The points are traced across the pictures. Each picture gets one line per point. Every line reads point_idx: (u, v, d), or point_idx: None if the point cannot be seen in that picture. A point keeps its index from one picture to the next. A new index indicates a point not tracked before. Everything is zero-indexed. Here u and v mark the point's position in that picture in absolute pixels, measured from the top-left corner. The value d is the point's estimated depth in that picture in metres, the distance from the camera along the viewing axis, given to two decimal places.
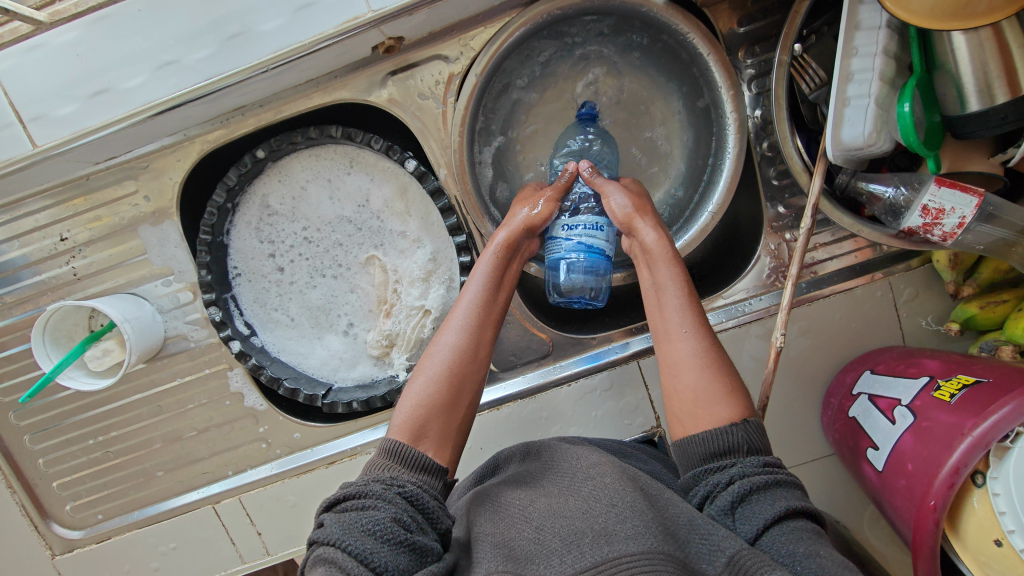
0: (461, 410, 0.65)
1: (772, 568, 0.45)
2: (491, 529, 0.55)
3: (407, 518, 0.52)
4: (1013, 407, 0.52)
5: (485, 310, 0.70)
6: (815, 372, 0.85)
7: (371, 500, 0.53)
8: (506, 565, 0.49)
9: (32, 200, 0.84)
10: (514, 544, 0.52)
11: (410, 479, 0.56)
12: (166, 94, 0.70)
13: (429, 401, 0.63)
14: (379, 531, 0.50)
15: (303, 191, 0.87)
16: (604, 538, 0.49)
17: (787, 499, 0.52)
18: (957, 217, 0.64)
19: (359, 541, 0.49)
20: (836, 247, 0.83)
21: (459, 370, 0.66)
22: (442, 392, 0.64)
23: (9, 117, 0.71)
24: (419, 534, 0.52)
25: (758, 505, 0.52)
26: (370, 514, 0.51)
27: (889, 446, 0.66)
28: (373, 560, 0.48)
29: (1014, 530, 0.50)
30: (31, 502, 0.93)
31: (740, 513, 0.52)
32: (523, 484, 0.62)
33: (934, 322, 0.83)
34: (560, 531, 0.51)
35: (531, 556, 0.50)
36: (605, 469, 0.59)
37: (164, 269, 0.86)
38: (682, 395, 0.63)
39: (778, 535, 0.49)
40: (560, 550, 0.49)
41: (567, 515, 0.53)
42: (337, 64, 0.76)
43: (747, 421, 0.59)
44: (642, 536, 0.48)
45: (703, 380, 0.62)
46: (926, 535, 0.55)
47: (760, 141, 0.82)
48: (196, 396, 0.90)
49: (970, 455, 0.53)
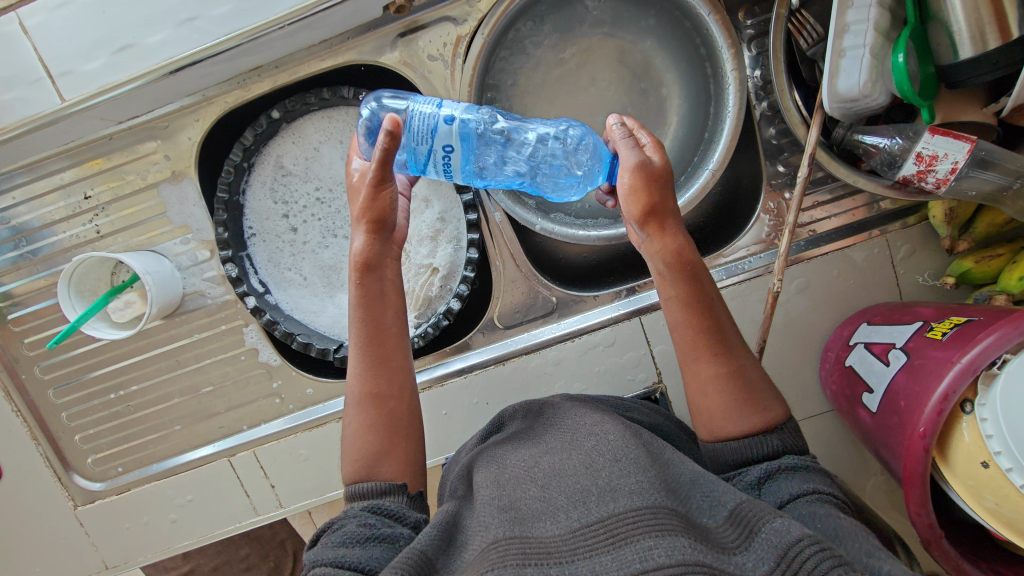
0: (401, 419, 0.64)
1: (775, 517, 0.46)
2: (496, 490, 0.57)
3: (373, 521, 0.54)
4: (1000, 334, 0.53)
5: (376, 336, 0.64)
6: (813, 328, 0.87)
7: (342, 520, 0.55)
8: (511, 524, 0.51)
9: (57, 159, 0.87)
10: (520, 504, 0.53)
11: (366, 492, 0.58)
12: (185, 51, 0.73)
13: (362, 447, 0.61)
14: (348, 539, 0.51)
15: (316, 152, 0.90)
16: (610, 495, 0.49)
17: (815, 483, 0.53)
18: (949, 164, 0.66)
19: (333, 551, 0.50)
20: (834, 206, 0.85)
21: (381, 396, 0.63)
22: (376, 425, 0.62)
23: (38, 72, 0.74)
24: (388, 529, 0.54)
25: (785, 482, 0.53)
26: (342, 529, 0.53)
27: (883, 387, 0.68)
28: (347, 562, 0.49)
29: (1000, 450, 0.52)
30: (55, 454, 0.96)
31: (766, 488, 0.53)
32: (527, 445, 0.64)
33: (930, 278, 0.84)
34: (565, 489, 0.53)
35: (537, 513, 0.51)
36: (608, 428, 0.62)
37: (183, 228, 0.90)
38: (707, 413, 0.60)
39: (804, 505, 0.50)
40: (566, 507, 0.50)
41: (572, 474, 0.55)
42: (348, 23, 0.78)
43: (782, 428, 0.58)
44: (645, 493, 0.48)
45: (728, 398, 0.59)
46: (916, 462, 0.57)
47: (760, 101, 0.83)
48: (212, 351, 0.93)
49: (959, 381, 0.54)
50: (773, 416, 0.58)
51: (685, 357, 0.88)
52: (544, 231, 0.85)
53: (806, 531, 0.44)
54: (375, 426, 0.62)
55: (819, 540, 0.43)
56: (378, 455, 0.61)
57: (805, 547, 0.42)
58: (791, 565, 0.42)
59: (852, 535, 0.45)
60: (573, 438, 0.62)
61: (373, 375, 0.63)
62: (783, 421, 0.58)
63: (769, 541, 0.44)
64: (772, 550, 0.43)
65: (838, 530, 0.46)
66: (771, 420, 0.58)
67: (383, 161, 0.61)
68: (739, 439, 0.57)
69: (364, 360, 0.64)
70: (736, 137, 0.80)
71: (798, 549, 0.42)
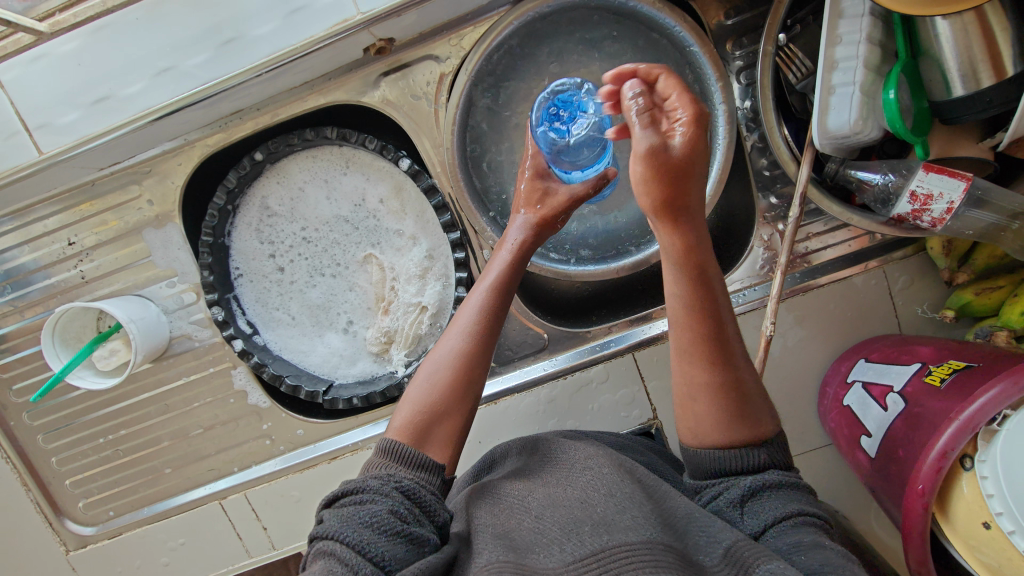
0: (472, 399, 0.66)
1: (771, 560, 0.45)
2: (491, 520, 0.55)
3: (404, 511, 0.53)
4: (1001, 389, 0.51)
5: (491, 318, 0.69)
6: (810, 361, 0.85)
7: (368, 495, 0.53)
8: (507, 554, 0.49)
9: (42, 206, 0.87)
10: (515, 533, 0.52)
11: (407, 474, 0.56)
12: (163, 100, 0.72)
13: (430, 404, 0.63)
14: (375, 523, 0.50)
15: (301, 192, 0.89)
16: (604, 527, 0.49)
17: (799, 502, 0.52)
18: (945, 203, 0.64)
19: (356, 533, 0.49)
20: (830, 237, 0.83)
21: (470, 365, 0.66)
22: (453, 384, 0.65)
23: (16, 125, 0.73)
24: (417, 527, 0.52)
25: (768, 504, 0.51)
26: (367, 508, 0.52)
27: (882, 432, 0.66)
28: (370, 550, 0.48)
29: (1001, 511, 0.50)
30: (45, 499, 0.95)
31: (749, 506, 0.52)
32: (524, 475, 0.62)
33: (929, 310, 0.82)
34: (558, 520, 0.52)
35: (531, 544, 0.50)
36: (602, 461, 0.60)
37: (168, 271, 0.88)
38: (687, 398, 0.58)
39: (786, 531, 0.49)
40: (560, 539, 0.49)
41: (567, 505, 0.53)
42: (330, 65, 0.77)
43: (771, 441, 0.56)
44: (641, 527, 0.48)
45: (717, 406, 0.56)
46: (916, 519, 0.55)
47: (750, 133, 0.81)
48: (201, 394, 0.92)
49: (958, 438, 0.52)
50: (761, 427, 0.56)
51: None
52: (534, 267, 0.84)
53: None
54: (445, 391, 0.64)
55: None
56: (432, 422, 0.62)
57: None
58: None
59: (838, 566, 0.44)
60: (572, 463, 0.61)
61: (479, 341, 0.67)
62: (774, 434, 0.56)
63: None
64: None
65: (825, 565, 0.44)
66: (759, 436, 0.56)
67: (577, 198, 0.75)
68: (725, 451, 0.55)
69: (478, 321, 0.68)
70: (725, 170, 0.78)
71: None
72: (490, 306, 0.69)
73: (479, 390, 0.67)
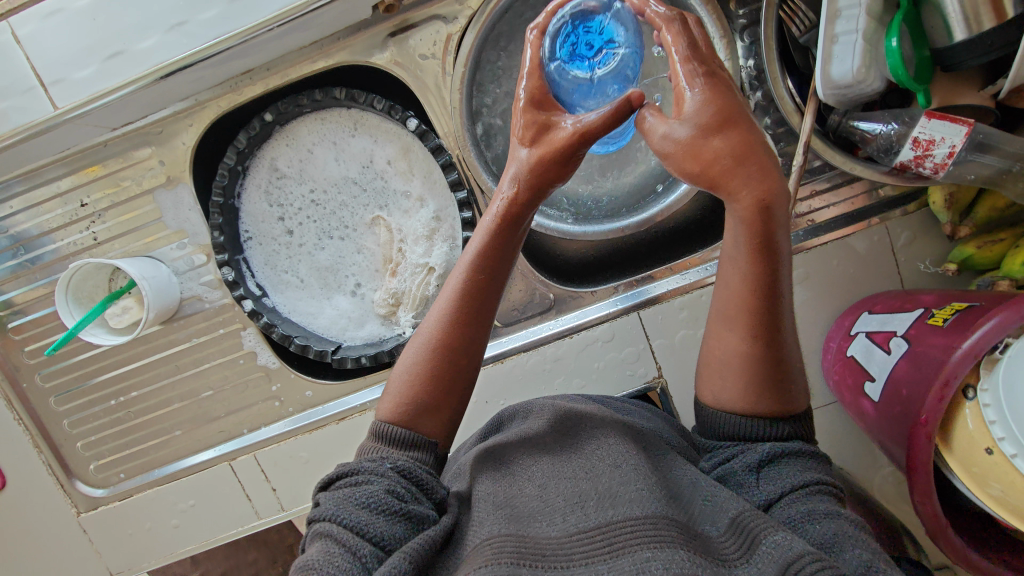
0: (462, 385, 0.60)
1: (776, 531, 0.46)
2: (493, 492, 0.55)
3: (402, 490, 0.52)
4: (1000, 318, 0.52)
5: (470, 301, 0.59)
6: (814, 318, 0.85)
7: (363, 476, 0.53)
8: (507, 525, 0.49)
9: (53, 167, 0.88)
10: (518, 505, 0.52)
11: (401, 454, 0.56)
12: (174, 55, 0.73)
13: (410, 396, 0.58)
14: (373, 504, 0.50)
15: (309, 154, 0.90)
16: (609, 500, 0.49)
17: (815, 470, 0.54)
18: (947, 147, 0.65)
19: (353, 514, 0.49)
20: (832, 194, 0.84)
21: (452, 350, 0.59)
22: (433, 374, 0.58)
23: (31, 81, 0.73)
24: (415, 505, 0.52)
25: (784, 471, 0.54)
26: (363, 488, 0.51)
27: (884, 375, 0.67)
28: (369, 531, 0.48)
29: (1004, 436, 0.51)
30: (57, 461, 0.96)
31: (764, 472, 0.54)
32: (525, 441, 0.62)
33: (932, 265, 0.83)
34: (562, 493, 0.52)
35: (533, 514, 0.50)
36: (608, 431, 0.61)
37: (179, 233, 0.89)
38: (718, 392, 0.60)
39: (798, 499, 0.51)
40: (563, 511, 0.49)
41: (571, 479, 0.54)
42: (339, 24, 0.79)
43: (796, 416, 0.58)
44: (645, 501, 0.48)
45: (746, 381, 0.57)
46: (920, 451, 0.56)
47: (754, 91, 0.81)
48: (211, 355, 0.93)
49: (960, 367, 0.53)
50: (791, 401, 0.58)
51: (684, 351, 0.88)
52: (541, 228, 0.86)
53: (808, 548, 0.43)
54: (431, 380, 0.59)
55: (819, 557, 0.42)
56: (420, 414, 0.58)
57: (806, 563, 0.42)
58: None
59: (846, 538, 0.46)
60: (574, 433, 0.62)
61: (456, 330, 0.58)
62: (798, 410, 0.59)
63: (769, 556, 0.44)
64: (772, 564, 0.43)
65: (830, 536, 0.47)
66: (781, 408, 0.58)
67: (583, 138, 0.54)
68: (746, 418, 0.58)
69: (457, 308, 0.59)
70: None
71: (797, 565, 0.42)
72: (476, 283, 0.59)
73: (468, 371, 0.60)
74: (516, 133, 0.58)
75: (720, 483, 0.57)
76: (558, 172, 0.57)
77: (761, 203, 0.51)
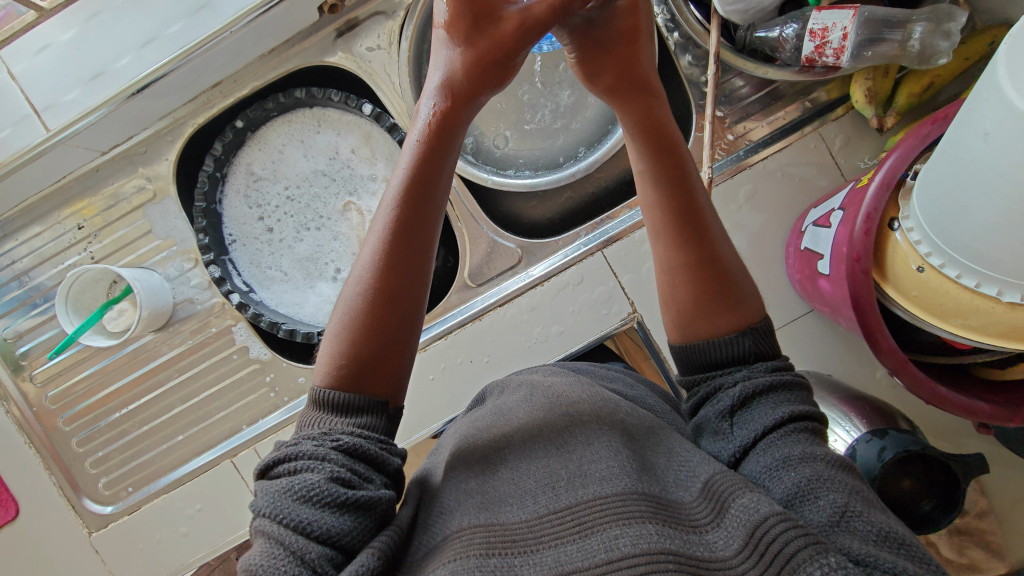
0: (405, 337, 0.55)
1: (750, 491, 0.40)
2: (466, 473, 0.50)
3: (347, 474, 0.45)
4: (902, 150, 0.56)
5: (403, 237, 0.55)
6: (772, 230, 0.88)
7: (304, 462, 0.45)
8: (479, 514, 0.44)
9: (53, 197, 0.96)
10: (490, 488, 0.47)
11: (344, 428, 0.49)
12: (146, 70, 0.85)
13: (347, 352, 0.53)
14: (315, 495, 0.42)
15: (281, 154, 0.98)
16: (580, 479, 0.44)
17: (792, 404, 0.48)
18: (840, 31, 0.71)
19: (293, 509, 0.41)
20: (763, 114, 0.90)
21: (389, 292, 0.54)
22: (371, 323, 0.53)
23: (27, 110, 0.87)
24: (364, 488, 0.45)
25: (760, 410, 0.48)
26: (302, 477, 0.44)
27: (828, 247, 0.69)
28: (313, 527, 0.41)
29: (930, 251, 0.53)
30: (67, 481, 0.98)
31: (739, 417, 0.48)
32: (501, 417, 0.57)
33: (871, 161, 0.87)
34: (534, 471, 0.47)
35: (504, 495, 0.46)
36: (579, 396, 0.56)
37: (168, 241, 0.96)
38: (675, 315, 0.57)
39: (775, 442, 0.45)
40: (534, 491, 0.45)
41: (543, 453, 0.49)
42: (291, 30, 0.89)
43: (757, 329, 0.54)
44: (617, 478, 0.43)
45: (696, 291, 0.56)
46: (860, 286, 0.59)
47: (672, 33, 0.89)
48: (207, 354, 0.97)
49: (879, 199, 0.57)
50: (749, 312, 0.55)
51: (653, 282, 0.90)
52: (497, 184, 0.95)
53: (777, 509, 0.38)
54: (375, 311, 0.53)
55: (791, 519, 0.37)
56: (366, 362, 0.52)
57: (776, 528, 0.37)
58: (760, 546, 0.36)
59: (825, 484, 0.41)
60: (549, 398, 0.57)
61: (392, 269, 0.54)
62: (759, 322, 0.54)
63: (738, 520, 0.38)
64: (741, 529, 0.38)
65: (801, 487, 0.41)
66: (745, 320, 0.55)
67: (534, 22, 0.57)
68: (716, 339, 0.54)
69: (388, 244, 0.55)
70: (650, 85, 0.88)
71: (765, 529, 0.37)
72: (413, 197, 0.56)
73: (411, 317, 0.55)
74: (443, 36, 0.60)
75: (698, 430, 0.52)
76: (483, 81, 0.59)
77: (654, 117, 0.61)
